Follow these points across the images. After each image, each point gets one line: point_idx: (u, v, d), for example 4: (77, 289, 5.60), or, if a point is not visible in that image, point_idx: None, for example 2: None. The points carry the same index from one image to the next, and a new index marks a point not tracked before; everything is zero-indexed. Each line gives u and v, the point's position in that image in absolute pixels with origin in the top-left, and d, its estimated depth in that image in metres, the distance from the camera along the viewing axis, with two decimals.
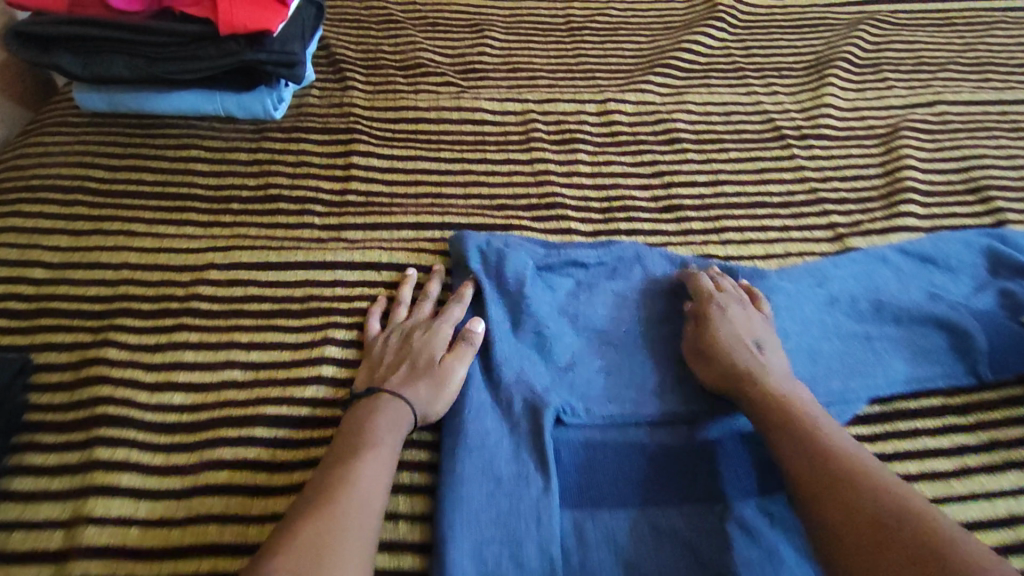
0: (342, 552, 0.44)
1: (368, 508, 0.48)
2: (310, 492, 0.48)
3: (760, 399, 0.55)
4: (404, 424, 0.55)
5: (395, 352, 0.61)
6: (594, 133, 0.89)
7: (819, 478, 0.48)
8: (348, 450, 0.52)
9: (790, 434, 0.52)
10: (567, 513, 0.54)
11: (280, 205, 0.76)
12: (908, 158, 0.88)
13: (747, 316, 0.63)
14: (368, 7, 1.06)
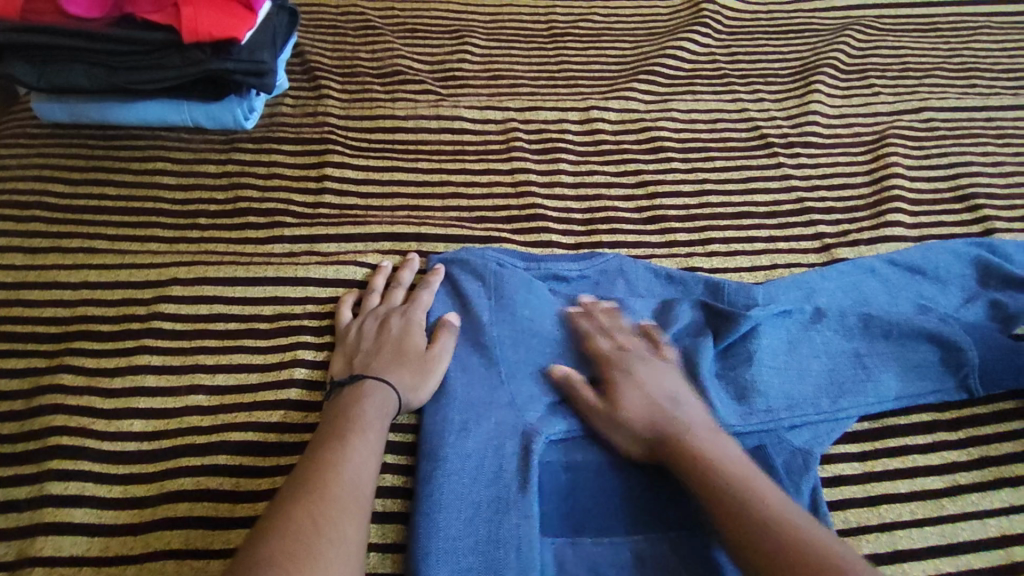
0: (338, 539, 0.43)
1: (353, 502, 0.45)
2: (297, 478, 0.46)
3: (672, 444, 0.51)
4: (390, 409, 0.54)
5: (372, 340, 0.59)
6: (577, 141, 0.86)
7: (745, 532, 0.45)
8: (335, 436, 0.50)
9: (706, 483, 0.48)
10: (547, 541, 0.51)
11: (249, 218, 0.73)
12: (895, 166, 0.86)
13: (648, 370, 0.57)
14: (346, 13, 1.04)
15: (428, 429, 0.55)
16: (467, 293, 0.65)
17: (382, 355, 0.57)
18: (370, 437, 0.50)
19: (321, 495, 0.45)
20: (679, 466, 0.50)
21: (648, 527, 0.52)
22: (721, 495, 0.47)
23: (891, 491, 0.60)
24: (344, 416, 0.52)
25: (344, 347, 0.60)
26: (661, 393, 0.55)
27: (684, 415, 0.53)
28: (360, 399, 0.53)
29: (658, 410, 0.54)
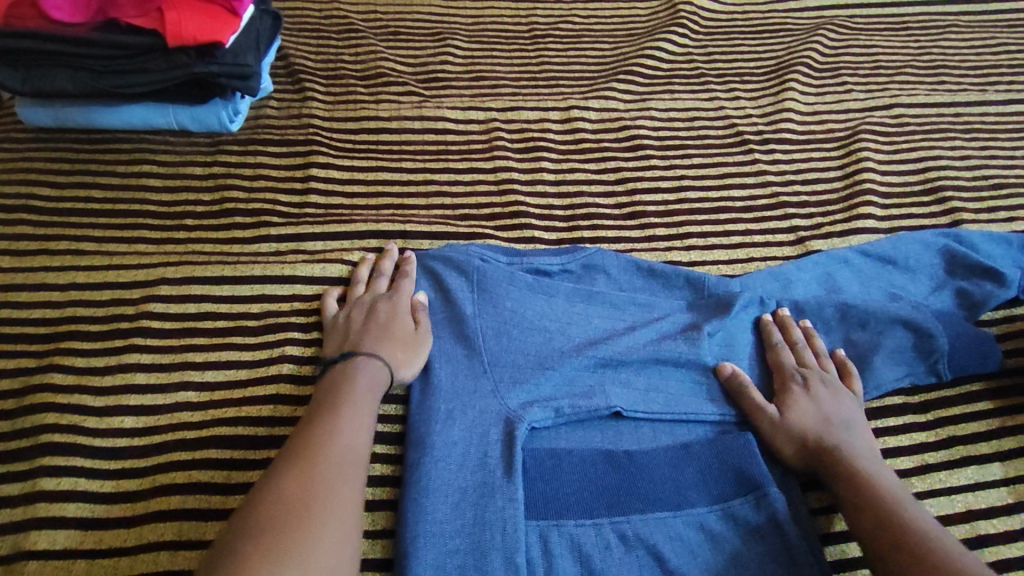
0: (330, 503, 0.43)
1: (347, 466, 0.47)
2: (289, 447, 0.47)
3: (830, 453, 0.56)
4: (381, 383, 0.55)
5: (362, 322, 0.61)
6: (559, 140, 0.88)
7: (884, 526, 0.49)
8: (326, 408, 0.51)
9: (857, 492, 0.52)
10: (533, 524, 0.52)
11: (235, 219, 0.74)
12: (866, 161, 0.89)
13: (827, 390, 0.61)
14: (329, 17, 1.05)
15: (414, 420, 0.57)
16: (451, 289, 0.66)
17: (372, 333, 0.59)
18: (361, 409, 0.52)
19: (317, 459, 0.46)
20: (836, 475, 0.55)
21: (630, 509, 0.53)
22: (871, 506, 0.51)
23: None
24: (338, 390, 0.53)
25: (334, 332, 0.61)
26: (836, 412, 0.59)
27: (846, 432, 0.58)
28: (351, 372, 0.55)
29: (827, 423, 0.58)
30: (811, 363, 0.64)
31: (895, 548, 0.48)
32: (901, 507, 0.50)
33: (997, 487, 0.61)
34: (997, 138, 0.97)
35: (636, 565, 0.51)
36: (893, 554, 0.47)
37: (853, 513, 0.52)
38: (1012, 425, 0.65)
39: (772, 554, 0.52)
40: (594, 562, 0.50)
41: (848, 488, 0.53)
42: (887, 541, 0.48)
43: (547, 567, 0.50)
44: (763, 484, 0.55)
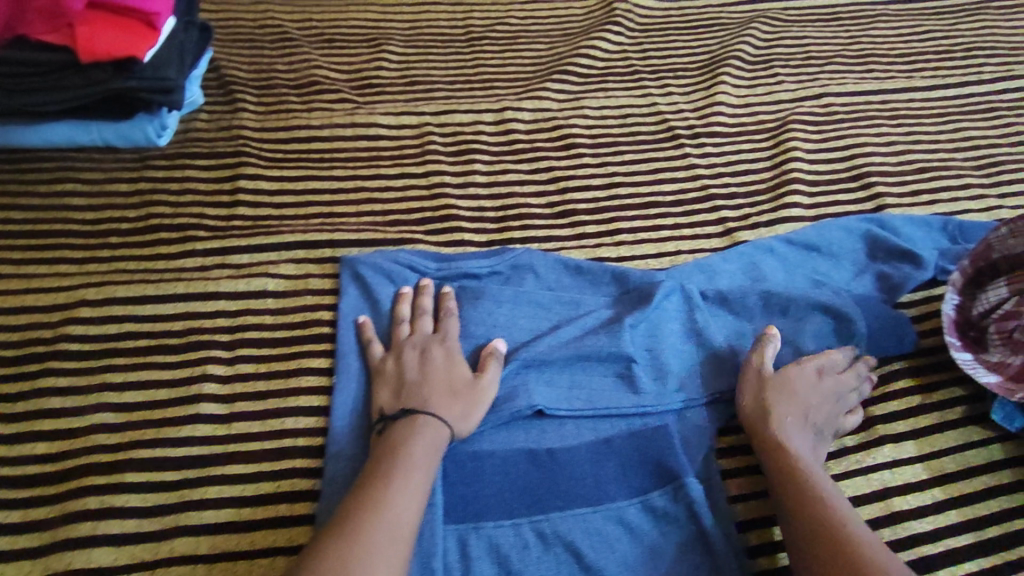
0: (393, 536, 0.46)
1: (392, 541, 0.46)
2: (368, 479, 0.51)
3: (774, 453, 0.57)
4: (442, 443, 0.54)
5: (417, 370, 0.59)
6: (492, 142, 0.89)
7: (801, 510, 0.52)
8: (397, 441, 0.53)
9: (796, 494, 0.53)
10: (451, 528, 0.52)
11: (161, 235, 0.74)
12: (794, 151, 0.91)
13: (813, 389, 0.61)
14: (263, 26, 1.04)
15: (333, 431, 0.57)
16: (378, 296, 0.67)
17: (433, 386, 0.57)
18: (417, 476, 0.51)
19: (387, 494, 0.49)
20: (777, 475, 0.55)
21: (549, 507, 0.54)
22: (806, 507, 0.52)
23: None
24: (394, 434, 0.54)
25: (385, 377, 0.59)
26: (812, 406, 0.60)
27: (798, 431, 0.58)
28: (413, 434, 0.53)
29: (800, 409, 0.60)
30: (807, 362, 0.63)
31: (825, 552, 0.48)
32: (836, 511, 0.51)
33: (911, 464, 0.63)
34: (922, 123, 1.00)
35: (552, 562, 0.52)
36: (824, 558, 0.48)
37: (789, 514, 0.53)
38: (927, 402, 0.67)
39: (688, 542, 0.53)
40: (511, 561, 0.51)
41: (787, 489, 0.54)
42: (818, 544, 0.49)
43: (463, 569, 0.51)
44: (681, 475, 0.56)
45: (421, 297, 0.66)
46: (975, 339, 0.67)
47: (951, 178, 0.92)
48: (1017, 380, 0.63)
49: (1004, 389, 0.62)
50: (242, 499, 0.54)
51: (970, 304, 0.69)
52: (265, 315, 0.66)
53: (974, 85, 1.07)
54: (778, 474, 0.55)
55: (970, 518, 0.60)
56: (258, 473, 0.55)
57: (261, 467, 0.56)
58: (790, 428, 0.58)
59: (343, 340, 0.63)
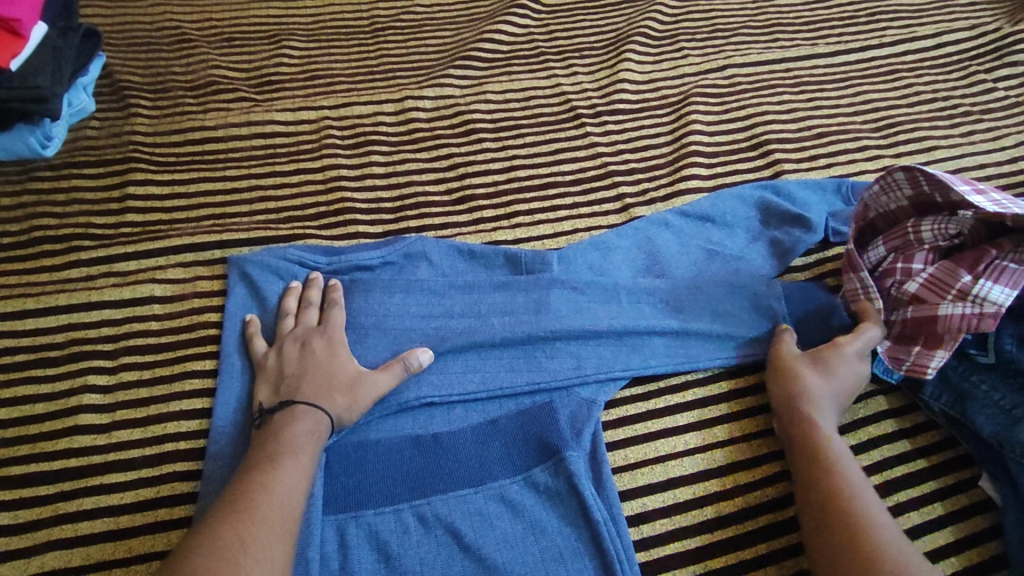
0: (271, 516, 0.47)
1: (282, 525, 0.47)
2: (250, 464, 0.51)
3: (804, 451, 0.58)
4: (323, 430, 0.54)
5: (298, 363, 0.59)
6: (392, 132, 0.88)
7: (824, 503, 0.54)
8: (278, 426, 0.54)
9: (821, 499, 0.54)
10: (329, 520, 0.53)
11: (45, 247, 0.72)
12: (694, 124, 0.92)
13: (849, 374, 0.62)
14: (159, 28, 1.00)
15: (213, 432, 0.57)
16: (265, 293, 0.66)
17: (312, 377, 0.57)
18: (301, 461, 0.51)
19: (269, 478, 0.49)
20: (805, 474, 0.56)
21: (432, 491, 0.55)
22: (828, 510, 0.53)
23: (673, 425, 0.64)
24: (273, 425, 0.54)
25: (266, 372, 0.59)
26: (847, 386, 0.61)
27: (829, 421, 0.59)
28: (291, 422, 0.54)
29: (836, 389, 0.61)
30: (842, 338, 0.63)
31: (845, 557, 0.50)
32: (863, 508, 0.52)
33: None
34: (823, 90, 1.02)
35: (433, 545, 0.52)
36: (840, 560, 0.50)
37: (815, 513, 0.54)
38: None
39: (570, 513, 0.54)
40: (391, 547, 0.52)
41: (812, 490, 0.55)
42: (839, 552, 0.50)
43: (342, 559, 0.51)
44: (561, 449, 0.57)
45: (307, 292, 0.65)
46: None
47: (850, 141, 0.94)
48: (900, 341, 0.64)
49: (894, 360, 0.63)
50: (120, 508, 0.53)
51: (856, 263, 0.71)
52: (151, 322, 0.65)
53: (875, 49, 1.08)
54: (805, 471, 0.56)
55: None
56: (137, 480, 0.55)
57: (140, 474, 0.55)
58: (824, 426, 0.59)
59: (227, 341, 0.63)
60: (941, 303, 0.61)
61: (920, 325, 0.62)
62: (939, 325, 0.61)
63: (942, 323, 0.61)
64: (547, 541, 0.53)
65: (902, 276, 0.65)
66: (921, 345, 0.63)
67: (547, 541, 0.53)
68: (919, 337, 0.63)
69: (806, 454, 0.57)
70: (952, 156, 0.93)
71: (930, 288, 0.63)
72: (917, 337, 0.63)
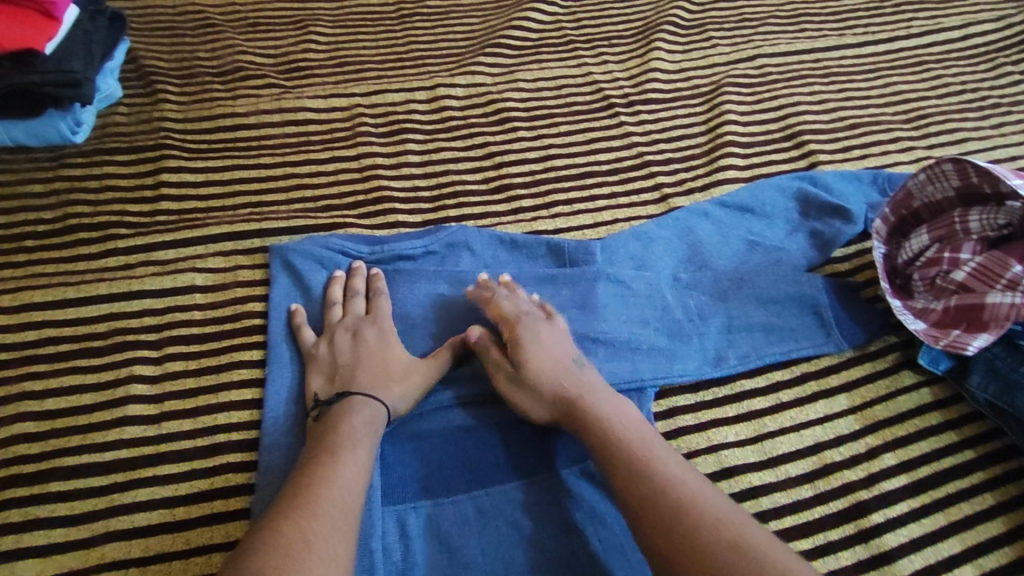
0: (332, 510, 0.46)
1: (345, 519, 0.46)
2: (309, 456, 0.50)
3: (600, 445, 0.51)
4: (380, 422, 0.54)
5: (350, 353, 0.58)
6: (425, 120, 0.87)
7: (638, 499, 0.47)
8: (336, 417, 0.53)
9: (632, 495, 0.47)
10: (390, 511, 0.52)
11: (80, 235, 0.71)
12: (728, 114, 0.92)
13: (544, 348, 0.58)
14: (183, 13, 0.98)
15: (266, 424, 0.56)
16: (310, 283, 0.65)
17: (366, 368, 0.57)
18: (360, 453, 0.51)
19: (329, 471, 0.49)
20: (613, 473, 0.49)
21: (490, 482, 0.55)
22: (644, 506, 0.46)
23: (719, 417, 0.65)
24: (331, 416, 0.53)
25: (318, 362, 0.58)
26: (561, 357, 0.58)
27: (599, 403, 0.54)
28: (350, 413, 0.53)
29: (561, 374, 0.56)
30: (507, 312, 0.61)
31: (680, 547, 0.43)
32: (677, 489, 0.46)
33: (844, 417, 0.66)
34: (853, 80, 1.01)
35: (493, 535, 0.52)
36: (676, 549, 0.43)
37: (626, 499, 0.47)
38: (858, 356, 0.70)
39: None
40: (453, 539, 0.52)
41: (623, 483, 0.48)
42: (674, 542, 0.43)
43: (404, 550, 0.51)
44: None
45: (352, 282, 0.64)
46: (902, 286, 0.70)
47: (882, 133, 0.94)
48: (940, 325, 0.64)
49: (930, 337, 0.63)
50: (176, 499, 0.53)
51: (896, 253, 0.71)
52: (194, 311, 0.65)
53: (902, 40, 1.08)
54: (608, 462, 0.50)
55: (900, 462, 0.63)
56: (191, 471, 0.54)
57: (194, 465, 0.55)
58: (598, 410, 0.53)
59: (275, 331, 0.62)
60: (988, 292, 0.61)
61: (964, 312, 0.62)
62: (985, 311, 0.61)
63: (989, 311, 0.61)
64: (608, 531, 0.53)
65: (949, 266, 0.65)
66: (962, 329, 0.62)
67: (609, 531, 0.53)
68: (961, 322, 0.63)
69: (604, 446, 0.51)
70: (984, 148, 0.93)
71: (977, 277, 0.62)
72: (959, 322, 0.63)
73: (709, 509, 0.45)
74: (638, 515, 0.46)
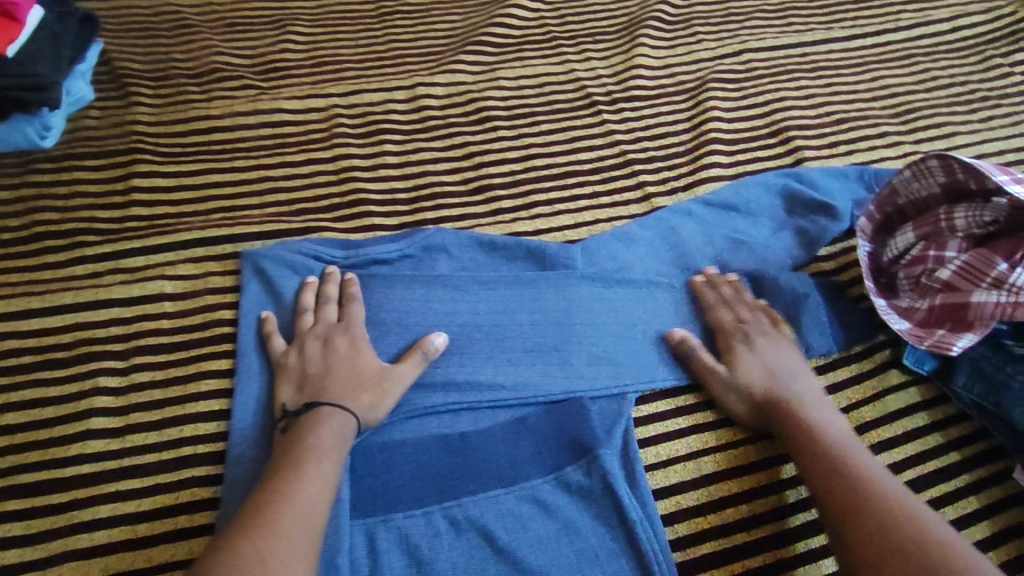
0: (294, 528, 0.44)
1: (307, 538, 0.45)
2: (275, 470, 0.49)
3: (805, 450, 0.55)
4: (348, 433, 0.52)
5: (320, 362, 0.57)
6: (403, 121, 0.85)
7: (846, 502, 0.50)
8: (302, 429, 0.52)
9: (838, 500, 0.51)
10: (358, 525, 0.51)
11: (47, 243, 0.69)
12: (713, 111, 0.90)
13: (775, 356, 0.62)
14: (157, 13, 0.96)
15: (233, 436, 0.55)
16: (281, 289, 0.64)
17: (336, 377, 0.55)
18: (326, 466, 0.49)
19: (293, 487, 0.47)
20: (823, 475, 0.53)
21: (462, 493, 0.53)
22: (850, 510, 0.50)
23: (703, 421, 0.62)
24: (298, 428, 0.52)
25: (287, 371, 0.57)
26: (780, 363, 0.62)
27: (818, 410, 0.58)
28: (317, 425, 0.52)
29: (776, 380, 0.60)
30: (728, 318, 0.65)
31: (886, 550, 0.46)
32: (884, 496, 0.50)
33: None
34: (840, 74, 0.99)
35: (465, 548, 0.51)
36: (878, 551, 0.47)
37: (829, 501, 0.51)
38: (844, 357, 0.68)
39: (606, 514, 0.53)
40: (422, 552, 0.50)
41: (827, 486, 0.52)
42: (878, 548, 0.47)
43: (371, 564, 0.50)
44: (594, 448, 0.56)
45: (326, 288, 0.63)
46: (887, 285, 0.69)
47: (869, 127, 0.92)
48: (924, 324, 0.63)
49: (914, 337, 0.62)
50: (139, 515, 0.52)
51: (881, 250, 0.69)
52: (163, 320, 0.63)
53: (891, 33, 1.06)
54: (811, 467, 0.54)
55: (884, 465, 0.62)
56: (154, 486, 0.53)
57: (158, 479, 0.54)
58: (812, 415, 0.58)
59: (244, 340, 0.61)
60: (974, 291, 0.60)
61: (949, 311, 0.61)
62: (971, 310, 0.60)
63: (974, 310, 0.59)
64: (582, 542, 0.52)
65: (934, 264, 0.63)
66: (946, 329, 0.61)
67: (583, 542, 0.52)
68: (945, 322, 0.61)
69: (807, 451, 0.55)
70: (972, 142, 0.92)
71: (962, 275, 0.61)
72: (943, 321, 0.62)
73: (914, 515, 0.48)
74: (845, 516, 0.50)
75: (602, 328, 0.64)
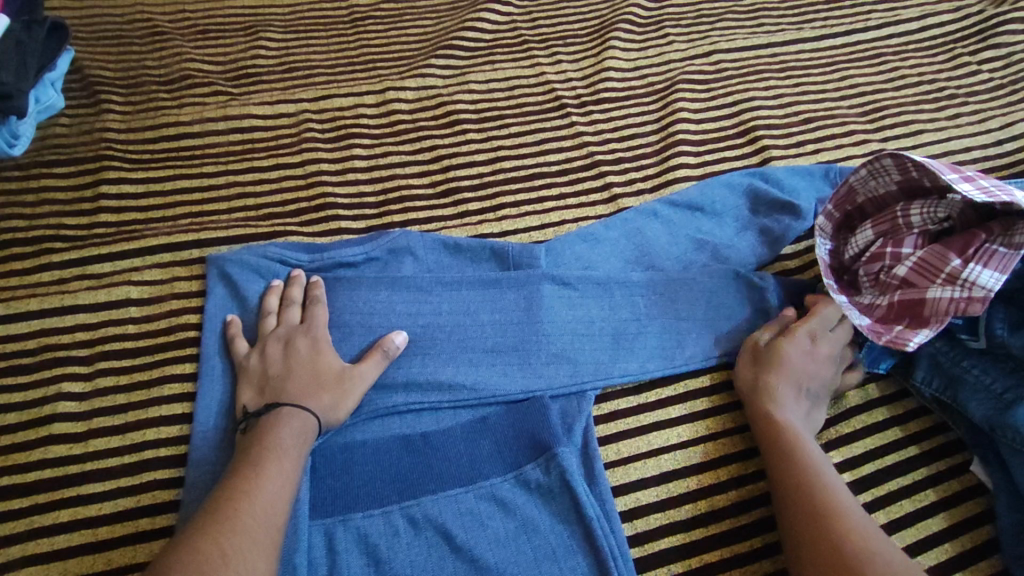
0: (255, 524, 0.45)
1: (267, 534, 0.45)
2: (237, 468, 0.49)
3: (783, 467, 0.56)
4: (309, 432, 0.53)
5: (282, 363, 0.57)
6: (373, 124, 0.86)
7: (810, 521, 0.52)
8: (264, 429, 0.52)
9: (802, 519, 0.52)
10: (317, 524, 0.52)
11: (14, 250, 0.70)
12: (681, 112, 0.91)
13: (814, 365, 0.62)
14: (130, 20, 0.96)
15: (195, 438, 0.56)
16: (245, 293, 0.64)
17: (297, 378, 0.56)
18: (287, 465, 0.50)
19: (255, 484, 0.48)
20: (793, 494, 0.54)
21: (422, 492, 0.54)
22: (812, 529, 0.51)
23: (665, 418, 0.63)
24: (259, 427, 0.52)
25: (248, 374, 0.57)
26: (813, 378, 0.61)
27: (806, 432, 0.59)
28: (278, 425, 0.52)
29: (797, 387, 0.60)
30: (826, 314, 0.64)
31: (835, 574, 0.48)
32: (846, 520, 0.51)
33: None
34: (809, 74, 1.00)
35: (423, 547, 0.52)
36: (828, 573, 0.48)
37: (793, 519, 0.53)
38: None
39: (564, 510, 0.54)
40: (380, 551, 0.51)
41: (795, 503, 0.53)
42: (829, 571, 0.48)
43: (330, 564, 0.50)
44: (553, 446, 0.56)
45: (289, 290, 0.63)
46: (848, 283, 0.69)
47: (836, 126, 0.94)
48: (884, 321, 0.63)
49: (873, 332, 0.61)
50: (101, 519, 0.53)
51: (842, 248, 0.70)
52: (128, 325, 0.63)
53: (860, 33, 1.07)
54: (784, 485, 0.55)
55: (842, 460, 0.62)
56: (116, 490, 0.54)
57: (120, 484, 0.54)
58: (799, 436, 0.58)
59: (208, 343, 0.61)
60: (931, 286, 0.60)
61: (907, 307, 0.61)
62: (926, 305, 0.60)
63: (929, 305, 0.60)
64: (539, 540, 0.53)
65: (891, 261, 0.64)
66: (905, 325, 0.62)
67: (540, 539, 0.53)
68: (904, 317, 0.62)
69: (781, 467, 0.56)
70: (937, 141, 0.93)
71: (917, 271, 0.62)
72: (902, 317, 0.62)
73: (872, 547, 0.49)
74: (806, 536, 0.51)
75: (566, 328, 0.65)
